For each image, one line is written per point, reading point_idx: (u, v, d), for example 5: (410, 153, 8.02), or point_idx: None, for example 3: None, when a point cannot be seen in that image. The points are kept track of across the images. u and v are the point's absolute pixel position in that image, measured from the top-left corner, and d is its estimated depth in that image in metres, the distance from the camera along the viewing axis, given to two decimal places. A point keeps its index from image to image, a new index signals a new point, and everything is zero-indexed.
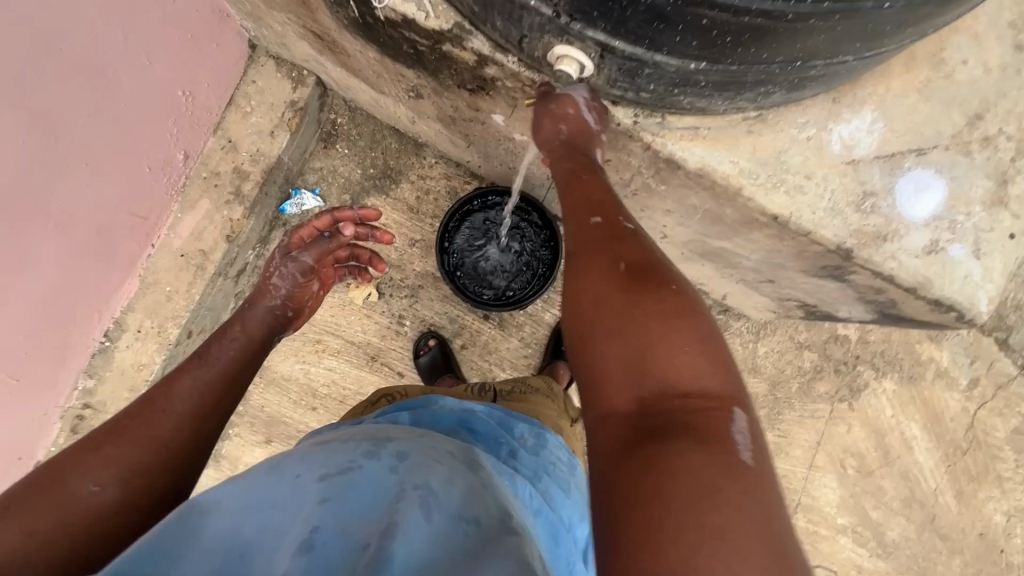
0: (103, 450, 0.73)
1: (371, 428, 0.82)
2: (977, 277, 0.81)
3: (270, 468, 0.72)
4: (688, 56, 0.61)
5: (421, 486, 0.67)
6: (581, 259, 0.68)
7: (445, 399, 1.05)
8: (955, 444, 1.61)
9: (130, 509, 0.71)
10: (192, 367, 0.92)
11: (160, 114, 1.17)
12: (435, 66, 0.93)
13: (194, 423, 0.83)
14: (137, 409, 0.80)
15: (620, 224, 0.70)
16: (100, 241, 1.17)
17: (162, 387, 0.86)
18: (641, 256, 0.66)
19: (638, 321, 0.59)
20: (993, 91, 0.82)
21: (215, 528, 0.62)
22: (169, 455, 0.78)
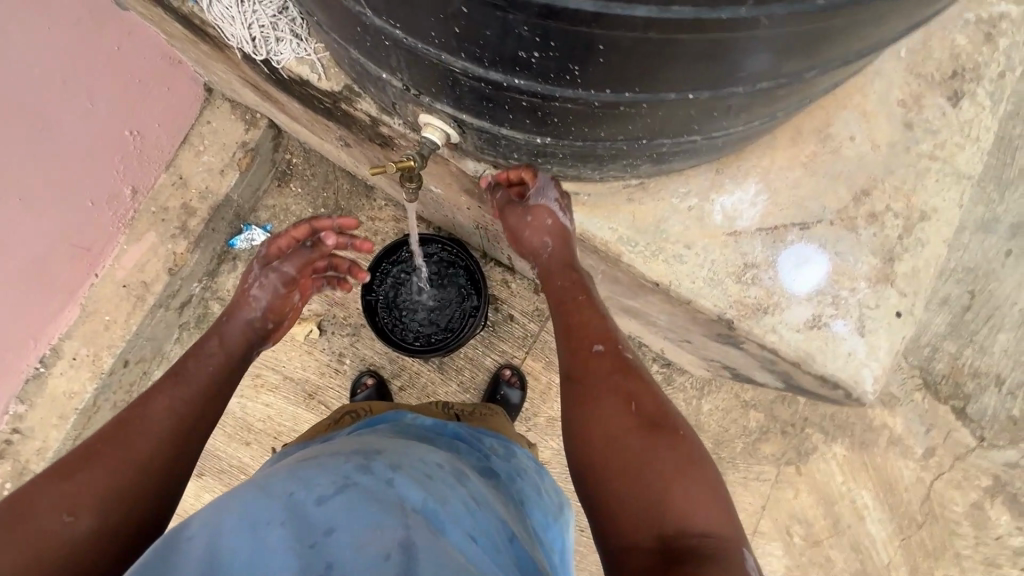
0: (76, 478, 0.68)
1: (349, 445, 0.83)
2: (861, 355, 0.79)
3: (252, 487, 0.69)
4: (530, 131, 0.62)
5: (421, 504, 0.69)
6: (591, 391, 0.76)
7: (412, 414, 1.06)
8: (910, 516, 1.54)
9: (106, 539, 0.67)
10: (171, 384, 0.85)
11: (103, 152, 1.23)
12: (345, 121, 0.96)
13: (175, 445, 0.78)
14: (109, 431, 0.75)
15: (624, 355, 0.79)
16: (38, 271, 1.21)
17: (137, 404, 0.80)
18: (650, 396, 0.75)
19: (655, 457, 0.68)
20: (880, 168, 0.82)
21: (208, 561, 0.58)
22: (150, 480, 0.73)
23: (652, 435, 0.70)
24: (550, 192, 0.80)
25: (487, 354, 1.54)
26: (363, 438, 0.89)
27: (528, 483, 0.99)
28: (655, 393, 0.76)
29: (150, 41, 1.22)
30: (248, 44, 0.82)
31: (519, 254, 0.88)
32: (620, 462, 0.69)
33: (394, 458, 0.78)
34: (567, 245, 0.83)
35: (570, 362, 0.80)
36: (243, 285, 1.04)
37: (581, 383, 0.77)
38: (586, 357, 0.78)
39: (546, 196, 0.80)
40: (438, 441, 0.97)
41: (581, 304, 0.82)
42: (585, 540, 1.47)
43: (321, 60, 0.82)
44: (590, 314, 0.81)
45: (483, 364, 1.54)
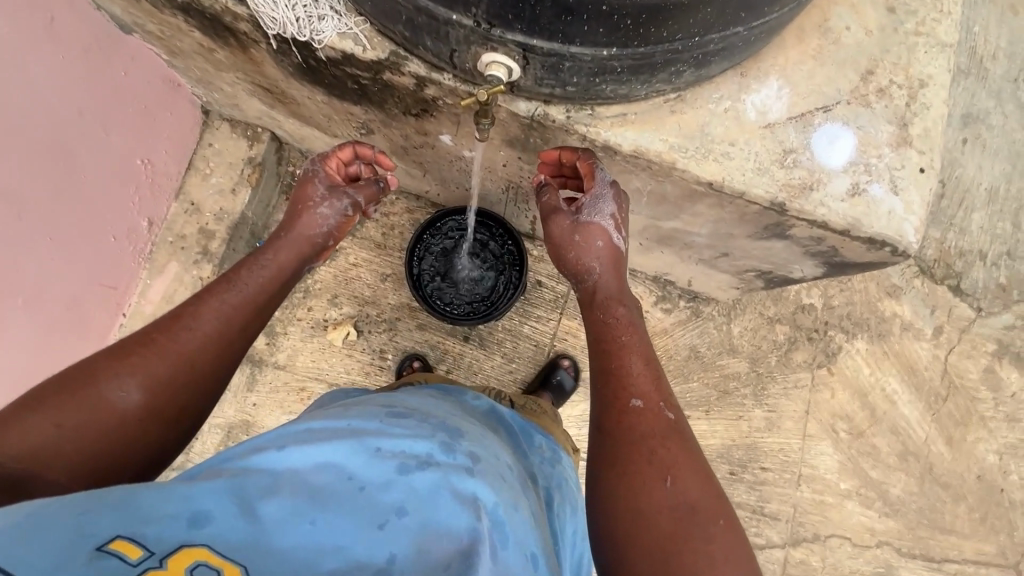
0: (130, 358, 0.72)
1: (433, 413, 0.84)
2: (900, 212, 0.89)
3: (348, 432, 0.72)
4: (599, 44, 0.69)
5: (494, 506, 0.69)
6: (627, 439, 0.77)
7: (473, 394, 1.10)
8: (935, 392, 1.67)
9: (155, 418, 0.71)
10: (224, 288, 0.84)
11: (121, 184, 1.21)
12: (379, 97, 1.00)
13: (219, 347, 0.79)
14: (166, 321, 0.77)
15: (664, 416, 0.80)
16: (71, 314, 1.18)
17: (191, 301, 0.81)
18: (690, 464, 0.75)
19: (684, 537, 0.69)
20: (877, 49, 0.92)
21: (296, 489, 0.63)
22: (198, 372, 0.76)
23: (687, 518, 0.71)
24: (607, 204, 0.92)
25: (524, 322, 1.58)
26: (439, 402, 0.91)
27: (564, 496, 1.03)
28: (695, 459, 0.76)
29: (153, 67, 1.22)
30: (292, 26, 0.85)
31: (563, 271, 0.99)
32: (651, 532, 0.70)
33: (474, 443, 0.79)
34: (616, 263, 0.94)
35: (604, 407, 0.81)
36: (304, 202, 0.99)
37: (612, 437, 0.78)
38: (622, 408, 0.80)
39: (601, 207, 0.91)
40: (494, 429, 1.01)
41: (621, 348, 0.86)
42: None
43: (363, 32, 0.86)
44: (630, 365, 0.84)
45: (522, 332, 1.58)
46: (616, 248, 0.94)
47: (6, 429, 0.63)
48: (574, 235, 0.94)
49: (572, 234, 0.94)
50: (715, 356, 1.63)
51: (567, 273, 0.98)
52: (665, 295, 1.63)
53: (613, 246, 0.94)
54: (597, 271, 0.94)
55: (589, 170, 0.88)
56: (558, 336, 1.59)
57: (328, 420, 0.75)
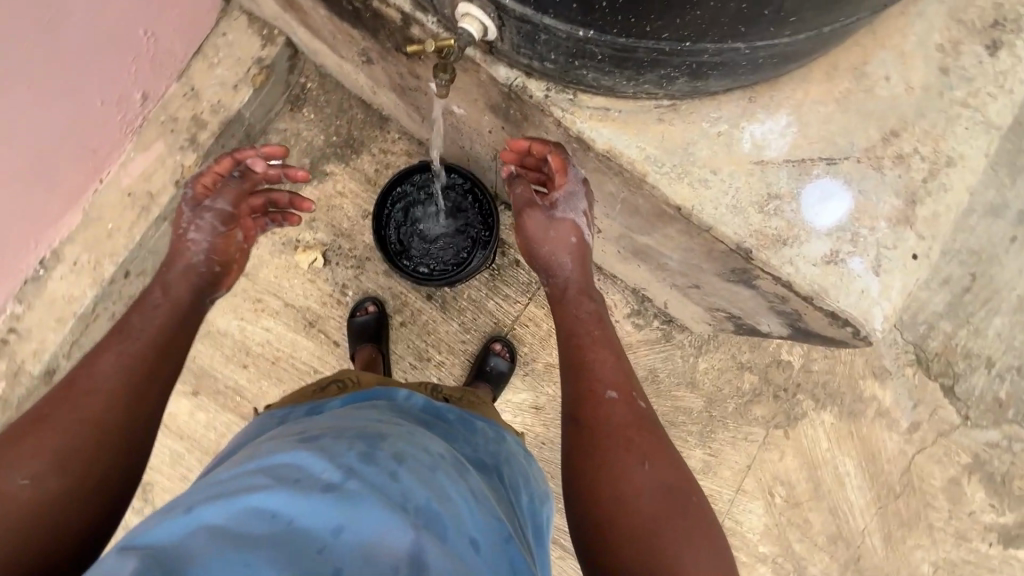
0: (28, 441, 0.69)
1: (348, 426, 0.79)
2: (874, 294, 0.80)
3: (257, 472, 0.67)
4: (574, 21, 0.61)
5: (426, 502, 0.69)
6: (604, 435, 0.77)
7: (406, 390, 1.00)
8: (888, 486, 1.58)
9: (81, 491, 0.69)
10: (116, 341, 0.81)
11: (119, 52, 1.18)
12: (373, 26, 0.94)
13: (127, 401, 0.76)
14: (57, 394, 0.74)
15: (635, 404, 0.81)
16: (43, 168, 1.18)
17: (82, 366, 0.78)
18: (665, 452, 0.77)
19: (664, 522, 0.69)
20: (912, 110, 0.82)
21: (217, 541, 0.57)
22: (114, 433, 0.73)
23: (667, 502, 0.71)
24: (579, 201, 0.89)
25: (489, 297, 1.54)
26: (357, 415, 0.85)
27: (516, 474, 0.96)
28: (668, 445, 0.78)
29: None
30: None
31: (533, 266, 0.96)
32: (632, 518, 0.70)
33: (397, 445, 0.76)
34: (584, 259, 0.92)
35: (575, 400, 0.81)
36: (176, 230, 1.01)
37: (589, 429, 0.78)
38: (595, 398, 0.80)
39: (574, 204, 0.88)
40: (434, 423, 0.94)
41: (594, 342, 0.86)
42: None
43: None
44: (603, 358, 0.84)
45: (486, 307, 1.54)
46: (586, 245, 0.91)
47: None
48: (547, 232, 0.91)
49: (545, 231, 0.91)
50: (672, 385, 1.57)
51: (536, 269, 0.94)
52: (640, 310, 1.57)
53: (585, 242, 0.91)
54: (569, 269, 0.92)
55: (560, 164, 0.85)
56: (520, 320, 1.54)
57: (236, 469, 0.68)
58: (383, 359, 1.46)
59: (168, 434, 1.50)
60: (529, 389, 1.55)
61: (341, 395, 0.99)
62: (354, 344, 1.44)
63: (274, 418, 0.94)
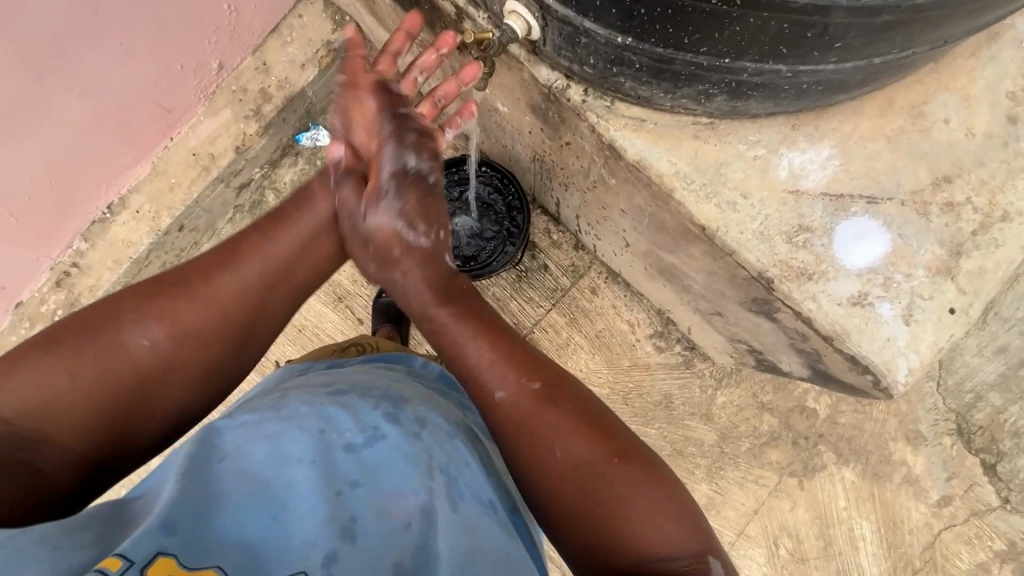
0: (158, 301, 0.70)
1: (371, 385, 0.81)
2: (901, 344, 0.76)
3: (286, 418, 0.68)
4: (614, 27, 0.62)
5: (446, 464, 0.71)
6: (516, 437, 0.70)
7: (425, 358, 1.02)
8: (906, 559, 1.47)
9: (173, 370, 0.70)
10: (260, 232, 0.79)
11: (202, 20, 1.27)
12: (431, 18, 0.98)
13: (243, 314, 0.75)
14: (202, 262, 0.75)
15: (527, 385, 0.71)
16: (120, 118, 1.28)
17: (230, 244, 0.77)
18: (580, 419, 0.69)
19: (603, 492, 0.65)
20: (969, 157, 0.77)
21: (247, 487, 0.59)
22: (231, 325, 0.73)
23: (598, 470, 0.66)
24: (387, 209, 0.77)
25: (513, 298, 1.55)
26: (376, 376, 0.87)
27: None
28: (587, 409, 0.71)
29: None
30: None
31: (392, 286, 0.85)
32: (569, 503, 0.66)
33: (418, 409, 0.78)
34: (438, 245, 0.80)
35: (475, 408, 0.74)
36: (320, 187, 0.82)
37: (500, 433, 0.71)
38: (488, 404, 0.72)
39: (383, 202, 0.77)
40: (449, 394, 0.95)
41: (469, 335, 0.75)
42: None
43: None
44: (474, 351, 0.74)
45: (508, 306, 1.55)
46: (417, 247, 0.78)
47: (17, 373, 0.62)
48: (366, 241, 0.79)
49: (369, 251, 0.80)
50: (686, 414, 1.53)
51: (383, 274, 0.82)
52: (663, 332, 1.54)
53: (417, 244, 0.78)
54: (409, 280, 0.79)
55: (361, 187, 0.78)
56: (540, 325, 1.54)
57: (266, 409, 0.71)
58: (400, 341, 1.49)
59: None
60: None
61: (362, 356, 1.02)
62: (376, 321, 1.49)
63: (293, 371, 0.97)
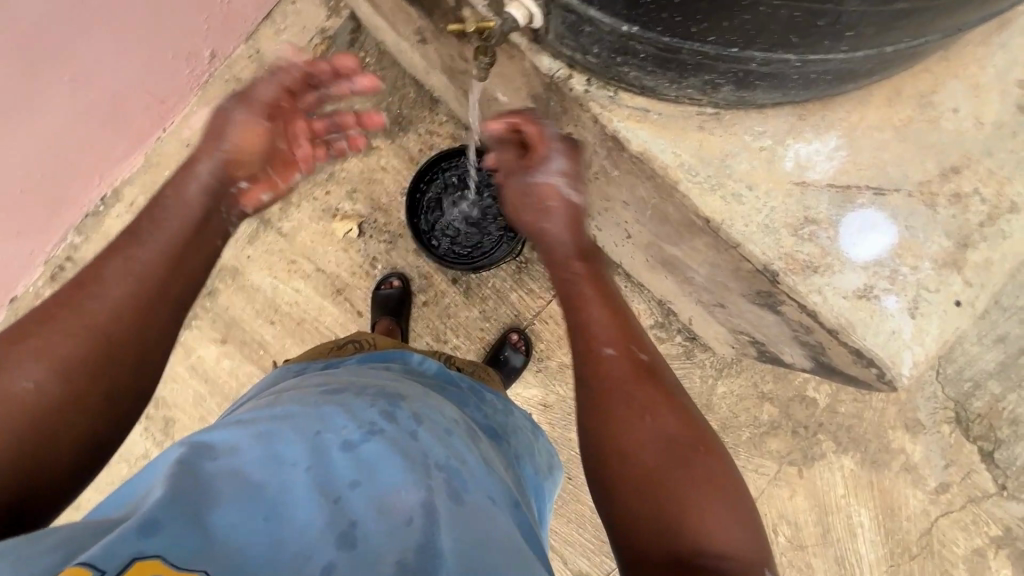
0: (28, 343, 0.61)
1: (368, 384, 0.81)
2: (906, 337, 0.75)
3: (281, 419, 0.68)
4: (619, 15, 0.61)
5: (445, 461, 0.70)
6: (608, 392, 0.72)
7: (421, 355, 1.02)
8: (904, 546, 1.49)
9: (66, 411, 0.61)
10: (136, 240, 0.71)
11: (195, 8, 1.24)
12: (429, 5, 0.95)
13: (139, 306, 0.67)
14: (65, 293, 0.66)
15: (635, 357, 0.75)
16: (112, 108, 1.26)
17: (95, 264, 0.69)
18: (669, 404, 0.71)
19: (674, 474, 0.65)
20: (978, 147, 0.76)
21: (242, 487, 0.59)
22: (120, 343, 0.65)
23: (672, 451, 0.67)
24: (556, 162, 0.86)
25: (514, 289, 1.54)
26: (373, 374, 0.87)
27: (523, 442, 0.96)
28: (673, 397, 0.72)
29: None
30: None
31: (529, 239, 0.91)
32: (638, 473, 0.66)
33: (415, 406, 0.78)
34: (575, 224, 0.86)
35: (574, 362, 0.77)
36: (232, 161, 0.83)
37: (593, 387, 0.73)
38: (594, 358, 0.75)
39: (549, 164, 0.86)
40: (447, 390, 0.94)
41: (586, 300, 0.80)
42: (569, 489, 1.50)
43: None
44: (592, 312, 0.79)
45: (508, 298, 1.54)
46: (573, 203, 0.87)
47: None
48: (526, 194, 0.87)
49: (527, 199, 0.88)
50: None
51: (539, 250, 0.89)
52: (664, 322, 1.54)
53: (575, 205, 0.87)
54: (557, 229, 0.86)
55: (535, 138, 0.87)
56: (540, 316, 1.54)
57: (260, 411, 0.71)
58: (400, 333, 1.48)
59: (193, 376, 1.57)
60: (539, 384, 1.54)
61: (357, 355, 1.01)
62: (374, 314, 1.47)
63: (291, 370, 0.97)
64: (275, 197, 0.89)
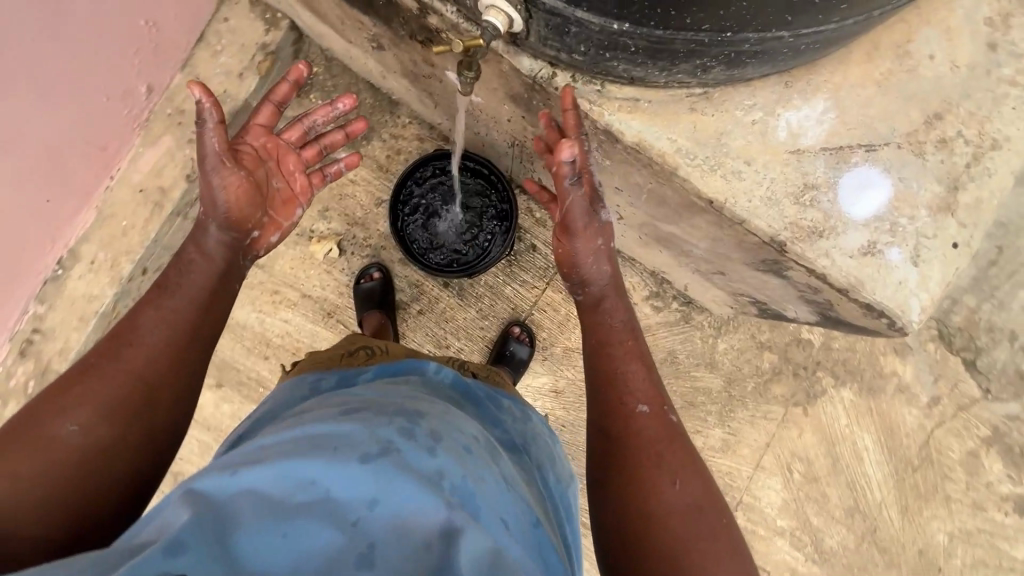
0: (75, 391, 0.73)
1: (387, 400, 0.79)
2: (912, 285, 0.78)
3: (301, 439, 0.67)
4: (609, 14, 0.58)
5: (461, 480, 0.69)
6: (641, 448, 0.79)
7: (436, 363, 1.00)
8: (906, 460, 1.59)
9: (120, 449, 0.72)
10: (157, 295, 0.82)
11: (119, 42, 1.13)
12: (386, 13, 0.90)
13: (170, 351, 0.78)
14: (104, 345, 0.77)
15: (666, 417, 0.83)
16: (51, 165, 1.15)
17: (129, 319, 0.80)
18: (694, 469, 0.79)
19: (697, 539, 0.72)
20: (956, 91, 0.78)
21: (263, 509, 0.59)
22: (159, 388, 0.76)
23: (695, 517, 0.74)
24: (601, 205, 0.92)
25: (507, 283, 1.53)
26: (391, 390, 0.85)
27: (541, 450, 0.98)
28: (698, 463, 0.80)
29: None
30: None
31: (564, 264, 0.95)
32: (662, 534, 0.73)
33: (434, 422, 0.77)
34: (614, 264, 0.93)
35: (607, 414, 0.84)
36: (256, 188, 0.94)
37: (626, 442, 0.81)
38: (627, 412, 0.83)
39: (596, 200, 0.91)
40: (463, 403, 0.94)
41: (625, 349, 0.88)
42: None
43: None
44: (631, 368, 0.86)
45: (502, 293, 1.53)
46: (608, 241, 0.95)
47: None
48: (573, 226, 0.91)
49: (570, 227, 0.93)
50: (692, 366, 1.57)
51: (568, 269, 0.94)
52: (659, 292, 1.56)
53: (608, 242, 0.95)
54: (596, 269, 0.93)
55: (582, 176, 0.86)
56: (538, 305, 1.54)
57: (278, 432, 0.70)
58: (392, 327, 1.46)
59: (195, 426, 1.52)
60: (548, 372, 1.55)
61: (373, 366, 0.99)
62: (361, 309, 1.45)
63: (305, 382, 0.97)
64: (282, 235, 1.00)
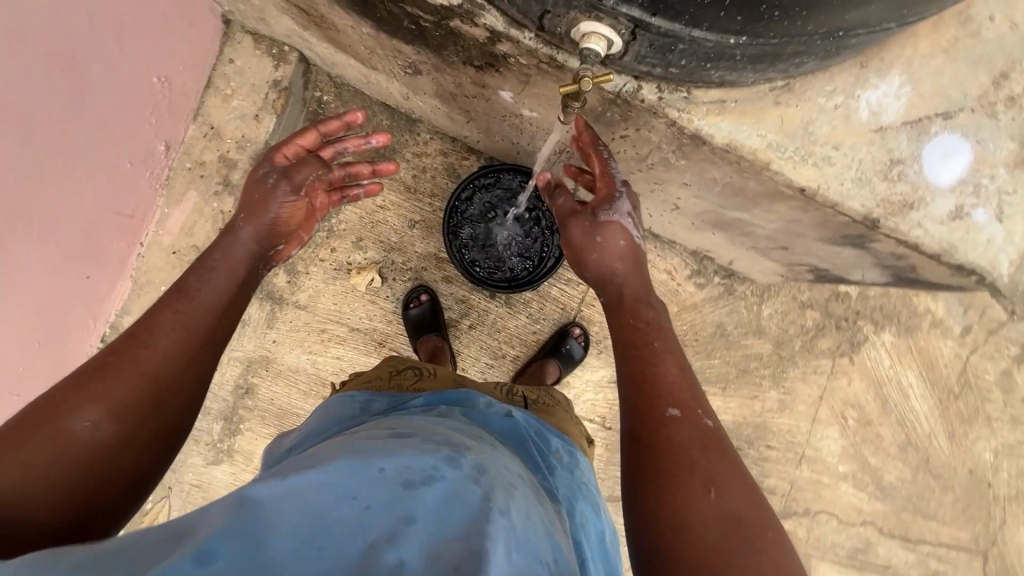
0: (85, 388, 0.66)
1: (435, 432, 0.76)
2: (999, 241, 0.83)
3: (350, 455, 0.66)
4: (729, 31, 0.59)
5: (503, 509, 0.63)
6: (671, 451, 0.70)
7: (487, 398, 0.98)
8: (948, 389, 1.67)
9: (131, 444, 0.67)
10: (174, 298, 0.77)
11: (139, 105, 1.08)
12: (438, 42, 0.88)
13: (185, 353, 0.74)
14: (119, 344, 0.71)
15: (701, 422, 0.73)
16: (87, 245, 1.10)
17: (145, 321, 0.74)
18: (733, 478, 0.69)
19: (735, 553, 0.62)
20: (1018, 48, 0.80)
21: (303, 515, 0.57)
22: (174, 387, 0.71)
23: (733, 532, 0.64)
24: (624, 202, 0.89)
25: (552, 285, 1.54)
26: (443, 424, 0.82)
27: (587, 500, 0.90)
28: (740, 471, 0.70)
29: None
30: None
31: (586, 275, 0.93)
32: (696, 550, 0.63)
33: (479, 456, 0.72)
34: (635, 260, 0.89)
35: (636, 415, 0.75)
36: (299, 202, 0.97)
37: (657, 451, 0.71)
38: (659, 416, 0.73)
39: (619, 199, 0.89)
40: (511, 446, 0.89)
41: (652, 352, 0.80)
42: None
43: None
44: (663, 368, 0.78)
45: (549, 295, 1.54)
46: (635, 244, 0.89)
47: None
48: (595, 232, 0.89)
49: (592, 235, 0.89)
50: (741, 335, 1.61)
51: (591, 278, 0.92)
52: (700, 269, 1.59)
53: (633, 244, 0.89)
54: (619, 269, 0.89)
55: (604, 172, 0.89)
56: (586, 302, 1.55)
57: (330, 449, 0.69)
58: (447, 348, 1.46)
59: None
60: (604, 365, 1.57)
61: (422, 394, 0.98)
62: (415, 337, 1.44)
63: (356, 400, 0.97)
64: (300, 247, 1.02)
